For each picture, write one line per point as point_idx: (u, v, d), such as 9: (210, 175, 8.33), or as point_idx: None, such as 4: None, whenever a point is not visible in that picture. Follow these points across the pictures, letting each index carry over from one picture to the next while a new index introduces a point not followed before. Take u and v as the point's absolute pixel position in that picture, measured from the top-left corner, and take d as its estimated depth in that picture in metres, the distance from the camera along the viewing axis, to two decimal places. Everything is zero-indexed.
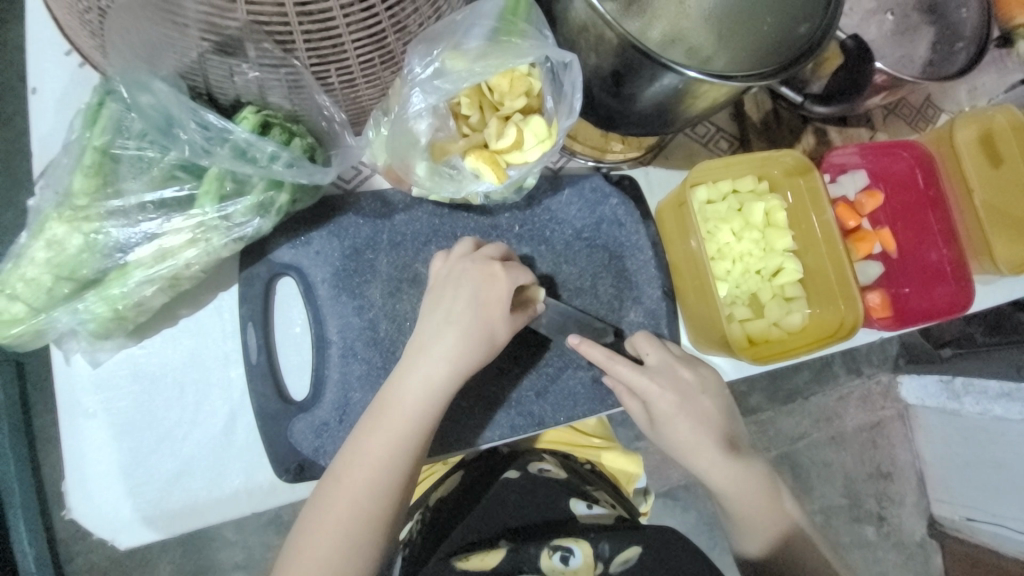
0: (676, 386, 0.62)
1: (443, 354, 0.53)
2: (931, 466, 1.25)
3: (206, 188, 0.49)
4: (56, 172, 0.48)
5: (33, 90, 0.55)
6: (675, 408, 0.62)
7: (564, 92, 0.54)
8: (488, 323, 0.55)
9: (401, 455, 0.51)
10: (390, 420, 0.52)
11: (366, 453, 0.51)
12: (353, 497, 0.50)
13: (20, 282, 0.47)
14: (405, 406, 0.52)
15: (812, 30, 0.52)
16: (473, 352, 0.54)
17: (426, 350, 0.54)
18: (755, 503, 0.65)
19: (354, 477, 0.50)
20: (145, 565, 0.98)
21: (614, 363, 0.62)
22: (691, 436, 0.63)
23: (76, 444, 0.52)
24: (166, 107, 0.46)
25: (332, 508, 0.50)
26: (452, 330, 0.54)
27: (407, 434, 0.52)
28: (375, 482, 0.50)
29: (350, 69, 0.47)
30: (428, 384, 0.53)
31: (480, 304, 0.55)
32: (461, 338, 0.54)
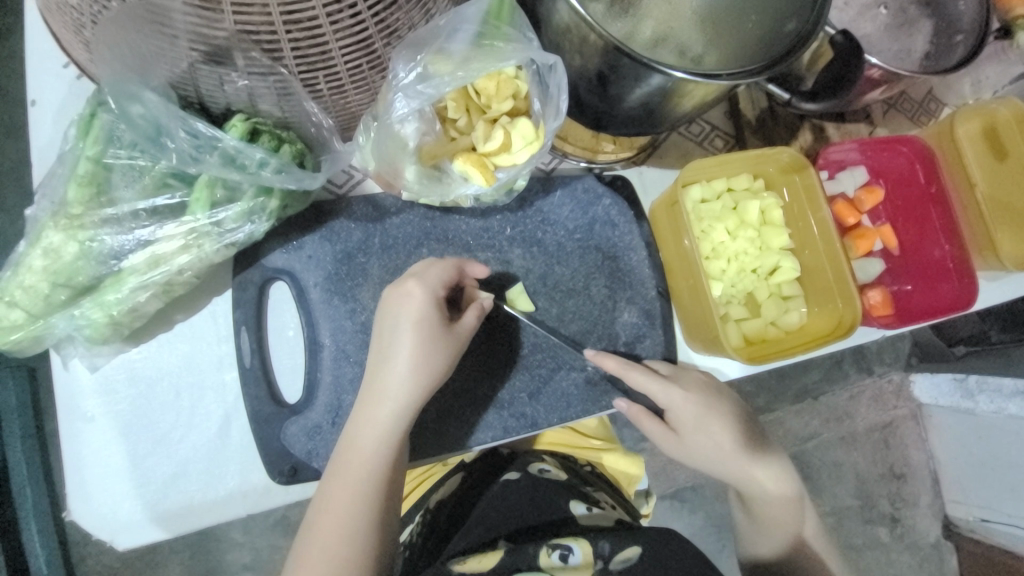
0: (699, 390, 0.64)
1: (399, 393, 0.53)
2: (947, 466, 1.23)
3: (197, 195, 0.49)
4: (52, 182, 0.49)
5: (33, 101, 0.57)
6: (698, 415, 0.64)
7: (551, 94, 0.54)
8: (438, 349, 0.54)
9: (371, 488, 0.52)
10: (353, 462, 0.52)
11: (335, 493, 0.51)
12: (338, 533, 0.51)
13: (19, 290, 0.48)
14: (365, 447, 0.52)
15: (800, 27, 0.53)
16: (427, 380, 0.54)
17: (376, 393, 0.54)
18: (778, 499, 0.68)
19: (332, 517, 0.51)
20: (155, 566, 1.00)
21: (630, 373, 0.63)
22: (713, 437, 0.65)
23: (75, 448, 0.53)
24: (155, 117, 0.47)
25: (311, 556, 0.50)
26: (406, 368, 0.54)
27: (370, 474, 0.52)
28: (347, 525, 0.51)
29: (338, 75, 0.48)
30: (383, 421, 0.53)
31: (426, 332, 0.54)
32: (412, 370, 0.54)
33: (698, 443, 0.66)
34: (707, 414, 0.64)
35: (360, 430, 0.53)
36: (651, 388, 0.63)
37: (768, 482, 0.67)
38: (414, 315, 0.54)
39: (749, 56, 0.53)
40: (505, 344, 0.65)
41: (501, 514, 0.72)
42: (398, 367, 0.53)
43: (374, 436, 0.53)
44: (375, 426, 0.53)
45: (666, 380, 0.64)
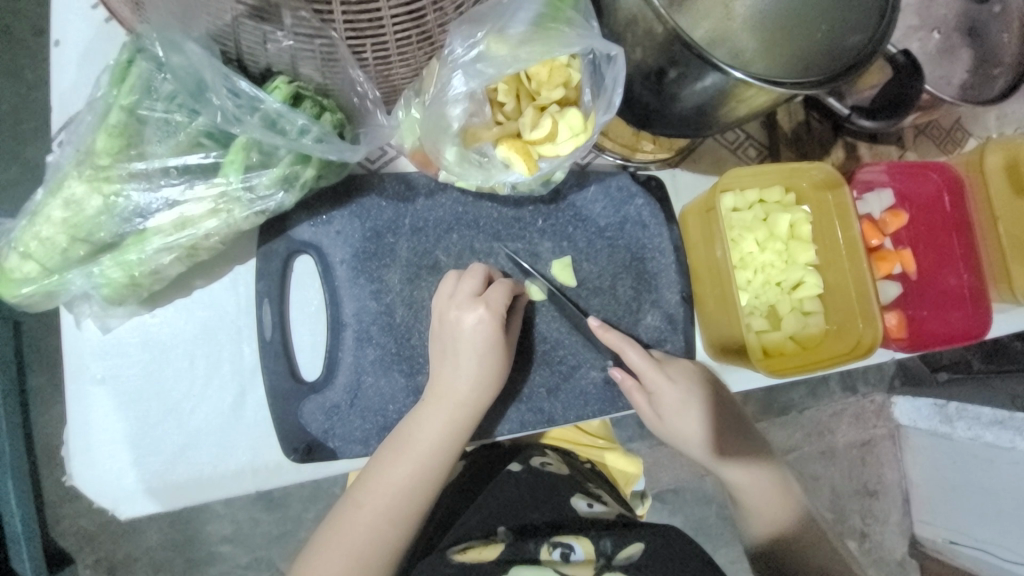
0: (688, 377, 0.63)
1: (463, 400, 0.54)
2: (917, 487, 1.26)
3: (232, 157, 0.47)
4: (79, 129, 0.46)
5: (56, 42, 0.53)
6: (687, 403, 0.62)
7: (605, 84, 0.52)
8: (500, 371, 0.55)
9: (417, 495, 0.52)
10: (408, 460, 0.52)
11: (377, 491, 0.51)
12: (372, 529, 0.51)
13: (34, 241, 0.45)
14: (421, 448, 0.52)
15: (864, 40, 0.51)
16: (488, 399, 0.55)
17: (440, 397, 0.54)
18: (766, 496, 0.66)
19: (371, 514, 0.51)
20: (131, 532, 0.98)
21: (629, 352, 0.62)
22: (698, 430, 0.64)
23: (81, 409, 0.51)
24: (198, 70, 0.45)
25: (345, 539, 0.50)
26: (473, 376, 0.54)
27: (423, 474, 0.52)
28: (389, 521, 0.51)
29: (386, 45, 0.46)
30: (443, 430, 0.53)
31: (493, 352, 0.54)
32: (474, 389, 0.54)
33: (690, 444, 0.65)
34: (696, 402, 0.63)
35: (417, 436, 0.53)
36: (646, 372, 0.62)
37: (754, 477, 0.66)
38: (482, 332, 0.54)
39: (807, 66, 0.52)
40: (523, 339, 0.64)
41: (500, 507, 0.71)
42: (461, 380, 0.54)
43: (428, 448, 0.52)
44: (431, 436, 0.53)
45: (660, 365, 0.63)
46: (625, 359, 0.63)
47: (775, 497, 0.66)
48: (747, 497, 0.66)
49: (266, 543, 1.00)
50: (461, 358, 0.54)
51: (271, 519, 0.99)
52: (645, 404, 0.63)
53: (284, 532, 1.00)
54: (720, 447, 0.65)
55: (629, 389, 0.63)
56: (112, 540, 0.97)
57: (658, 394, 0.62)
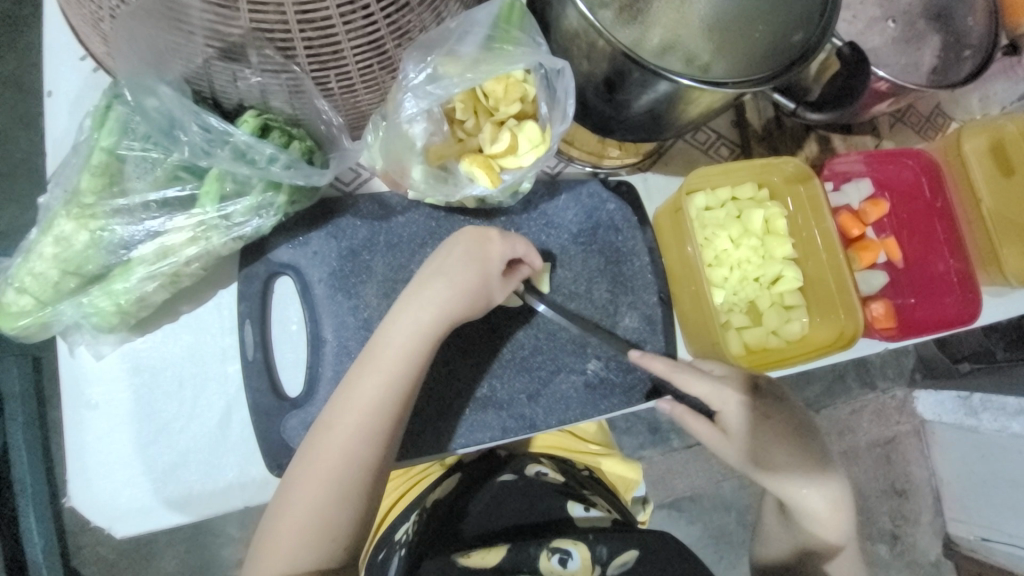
0: (747, 393, 0.63)
1: (433, 299, 0.55)
2: (948, 484, 1.22)
3: (207, 188, 0.50)
4: (65, 171, 0.50)
5: (48, 93, 0.58)
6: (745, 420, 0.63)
7: (557, 98, 0.54)
8: (444, 329, 0.55)
9: (394, 397, 0.52)
10: (381, 358, 0.53)
11: (323, 453, 0.51)
12: (350, 429, 0.51)
13: (29, 277, 0.49)
14: (394, 347, 0.53)
15: (807, 37, 0.53)
16: (461, 305, 0.55)
17: (412, 301, 0.55)
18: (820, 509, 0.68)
19: (347, 417, 0.51)
20: (152, 559, 1.00)
21: (678, 375, 0.63)
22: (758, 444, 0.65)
23: (78, 432, 0.54)
24: (169, 110, 0.48)
25: (327, 442, 0.51)
26: (441, 279, 0.55)
27: (396, 373, 0.52)
28: (364, 422, 0.51)
29: (350, 74, 0.49)
30: (415, 333, 0.54)
31: (440, 307, 0.54)
32: (447, 293, 0.55)
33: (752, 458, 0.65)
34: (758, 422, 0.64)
35: (357, 394, 0.52)
36: (708, 396, 0.62)
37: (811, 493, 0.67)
38: (433, 288, 0.55)
39: (758, 63, 0.53)
40: (532, 335, 0.66)
41: (498, 515, 0.72)
42: (401, 335, 0.53)
43: (365, 405, 0.51)
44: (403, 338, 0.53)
45: (716, 382, 0.62)
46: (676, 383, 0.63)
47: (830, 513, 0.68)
48: (808, 509, 0.67)
49: None
50: (405, 316, 0.54)
51: None
52: (698, 424, 0.65)
53: None
54: (778, 460, 0.66)
55: (680, 416, 0.65)
56: (132, 566, 1.00)
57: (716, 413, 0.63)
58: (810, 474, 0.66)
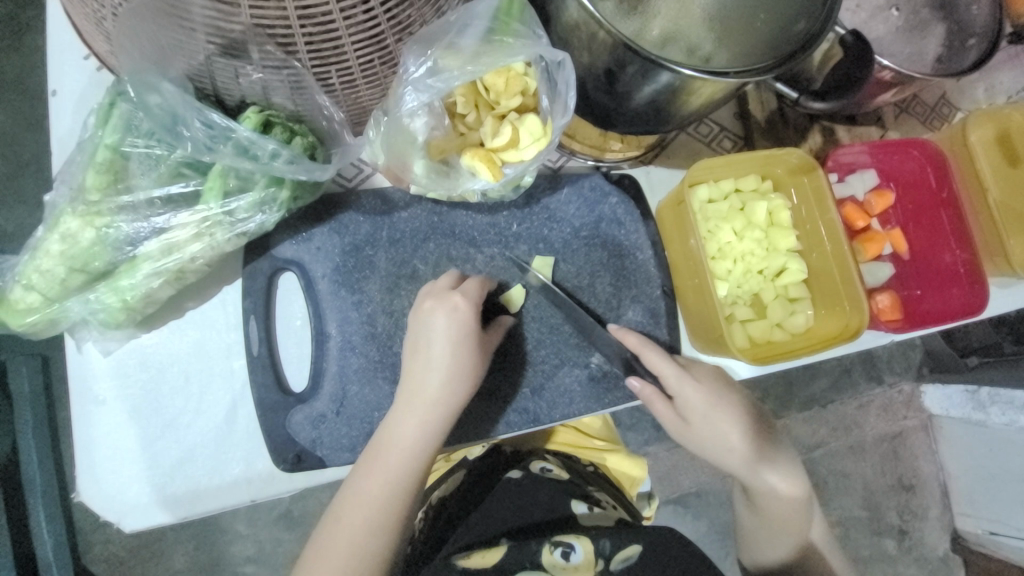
0: (714, 377, 0.64)
1: (430, 399, 0.54)
2: (956, 478, 1.21)
3: (211, 184, 0.51)
4: (71, 169, 0.51)
5: (53, 92, 0.58)
6: (715, 407, 0.63)
7: (559, 91, 0.54)
8: (441, 428, 0.55)
9: (403, 495, 0.53)
10: (386, 461, 0.53)
11: (332, 551, 0.51)
12: (359, 534, 0.52)
13: (36, 274, 0.49)
14: (396, 450, 0.54)
15: (810, 26, 0.52)
16: (460, 396, 0.55)
17: (411, 399, 0.55)
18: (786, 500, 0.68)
19: (355, 522, 0.52)
20: (162, 556, 1.01)
21: (649, 354, 0.62)
22: (729, 434, 0.64)
23: (85, 428, 0.54)
24: (172, 106, 0.48)
25: (338, 543, 0.52)
26: (436, 376, 0.55)
27: (402, 473, 0.53)
28: (375, 522, 0.52)
29: (350, 70, 0.49)
30: (417, 434, 0.54)
31: (440, 406, 0.55)
32: (445, 388, 0.55)
33: (723, 451, 0.65)
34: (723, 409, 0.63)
35: (365, 492, 0.53)
36: (671, 376, 0.62)
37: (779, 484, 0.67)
38: (433, 383, 0.54)
39: (759, 53, 0.53)
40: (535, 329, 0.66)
41: (501, 514, 0.71)
42: (406, 434, 0.54)
43: (372, 501, 0.52)
44: (405, 440, 0.54)
45: (683, 370, 0.63)
46: (645, 361, 0.63)
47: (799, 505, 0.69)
48: (772, 503, 0.68)
49: (289, 562, 1.03)
50: (407, 414, 0.54)
51: (293, 537, 1.02)
52: (666, 410, 0.63)
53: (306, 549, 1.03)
54: (748, 453, 0.65)
55: (650, 399, 0.63)
56: (142, 563, 1.01)
57: (683, 399, 0.62)
58: (776, 464, 0.67)
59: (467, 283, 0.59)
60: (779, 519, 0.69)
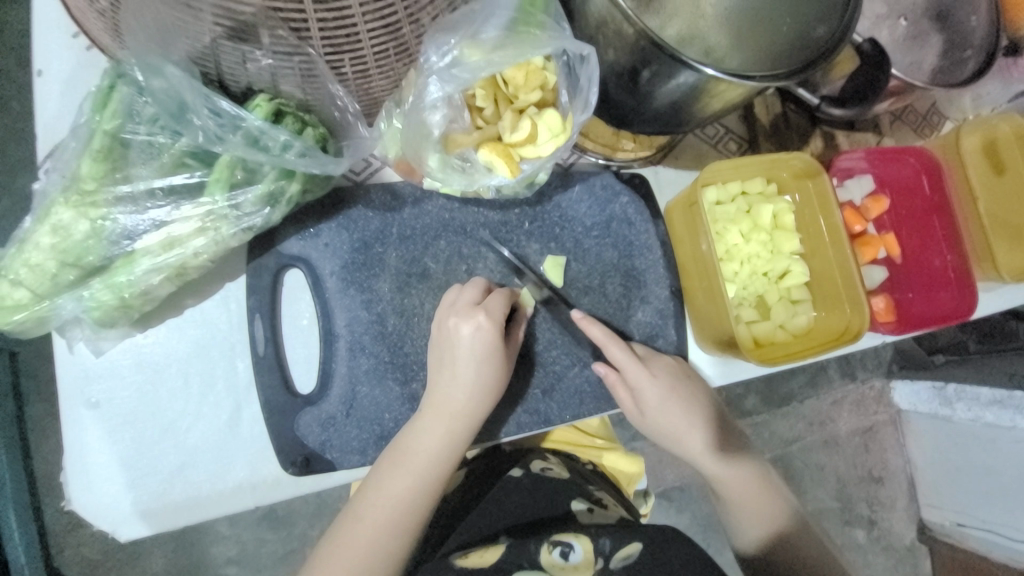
0: (672, 373, 0.64)
1: (455, 412, 0.54)
2: (921, 470, 1.26)
3: (217, 175, 0.48)
4: (63, 155, 0.47)
5: (39, 72, 0.55)
6: (669, 401, 0.63)
7: (580, 86, 0.53)
8: (463, 440, 0.55)
9: (423, 504, 0.53)
10: (408, 470, 0.53)
11: (346, 551, 0.51)
12: (377, 540, 0.51)
13: (24, 268, 0.46)
14: (418, 460, 0.53)
15: (828, 32, 0.53)
16: (484, 408, 0.55)
17: (434, 411, 0.54)
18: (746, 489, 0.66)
19: (373, 527, 0.52)
20: (137, 559, 0.97)
21: (613, 348, 0.62)
22: (682, 426, 0.64)
23: (76, 432, 0.52)
24: (179, 92, 0.46)
25: (355, 547, 0.51)
26: (461, 389, 0.54)
27: (423, 482, 0.53)
28: (394, 528, 0.52)
29: (364, 59, 0.46)
30: (440, 445, 0.54)
31: (466, 418, 0.54)
32: (469, 400, 0.55)
33: (676, 442, 0.66)
34: (679, 401, 0.64)
35: (385, 497, 0.52)
36: (627, 367, 0.62)
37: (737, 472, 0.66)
38: (458, 396, 0.54)
39: (780, 56, 0.53)
40: (546, 330, 0.65)
41: (500, 514, 0.68)
42: (430, 445, 0.54)
43: (391, 507, 0.52)
44: (427, 450, 0.54)
45: (644, 364, 0.63)
46: (608, 353, 0.63)
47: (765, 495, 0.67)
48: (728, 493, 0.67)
49: (273, 562, 0.99)
50: (434, 426, 0.54)
51: (277, 538, 0.99)
52: (628, 400, 0.63)
53: (291, 550, 0.99)
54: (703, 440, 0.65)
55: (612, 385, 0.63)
56: (117, 567, 0.96)
57: (640, 392, 0.62)
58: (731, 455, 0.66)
59: (475, 290, 0.57)
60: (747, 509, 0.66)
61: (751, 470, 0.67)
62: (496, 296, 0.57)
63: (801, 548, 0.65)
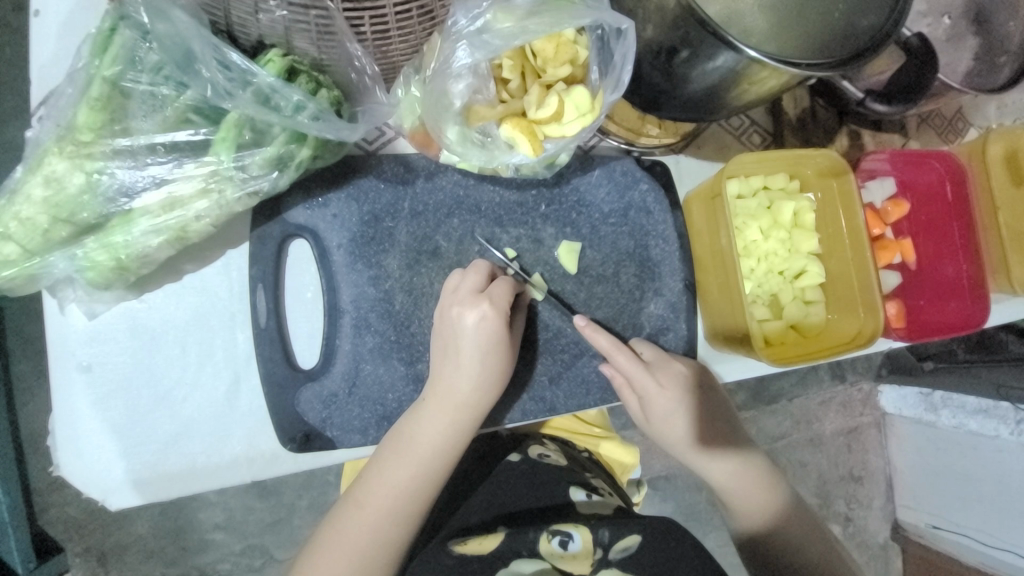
0: (677, 379, 0.63)
1: (459, 398, 0.53)
2: (902, 472, 1.27)
3: (223, 135, 0.45)
4: (59, 102, 0.44)
5: (36, 12, 0.51)
6: (676, 405, 0.63)
7: (614, 63, 0.50)
8: (466, 427, 0.53)
9: (424, 490, 0.52)
10: (410, 453, 0.52)
11: (346, 538, 0.50)
12: (376, 524, 0.51)
13: (14, 221, 0.44)
14: (420, 443, 0.52)
15: (876, 23, 0.50)
16: (490, 395, 0.54)
17: (439, 395, 0.53)
18: (748, 491, 0.66)
19: (372, 511, 0.51)
20: (120, 520, 0.96)
21: (618, 356, 0.61)
22: (683, 426, 0.64)
23: (66, 396, 0.50)
24: (185, 40, 0.42)
25: (353, 532, 0.50)
26: (466, 375, 0.53)
27: (425, 467, 0.52)
28: (394, 513, 0.51)
29: (386, 19, 0.44)
30: (442, 429, 0.52)
31: (471, 403, 0.53)
32: (476, 386, 0.53)
33: (678, 445, 0.66)
34: (681, 405, 0.63)
35: (386, 484, 0.51)
36: (633, 375, 0.61)
37: (739, 473, 0.66)
38: (465, 380, 0.53)
39: (825, 44, 0.50)
40: (555, 317, 0.64)
41: (498, 499, 0.68)
42: (432, 434, 0.52)
43: (391, 494, 0.51)
44: (431, 435, 0.52)
45: (649, 368, 0.62)
46: (614, 362, 0.62)
47: (765, 495, 0.67)
48: (733, 497, 0.67)
49: (258, 531, 0.99)
50: (436, 415, 0.52)
51: (263, 507, 0.98)
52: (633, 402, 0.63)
53: (278, 519, 0.99)
54: (703, 439, 0.65)
55: (619, 385, 0.62)
56: (102, 527, 0.95)
57: (646, 398, 0.62)
58: (729, 455, 0.66)
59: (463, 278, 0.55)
60: (748, 505, 0.66)
61: (757, 477, 0.67)
62: (500, 282, 0.55)
63: (807, 544, 0.65)
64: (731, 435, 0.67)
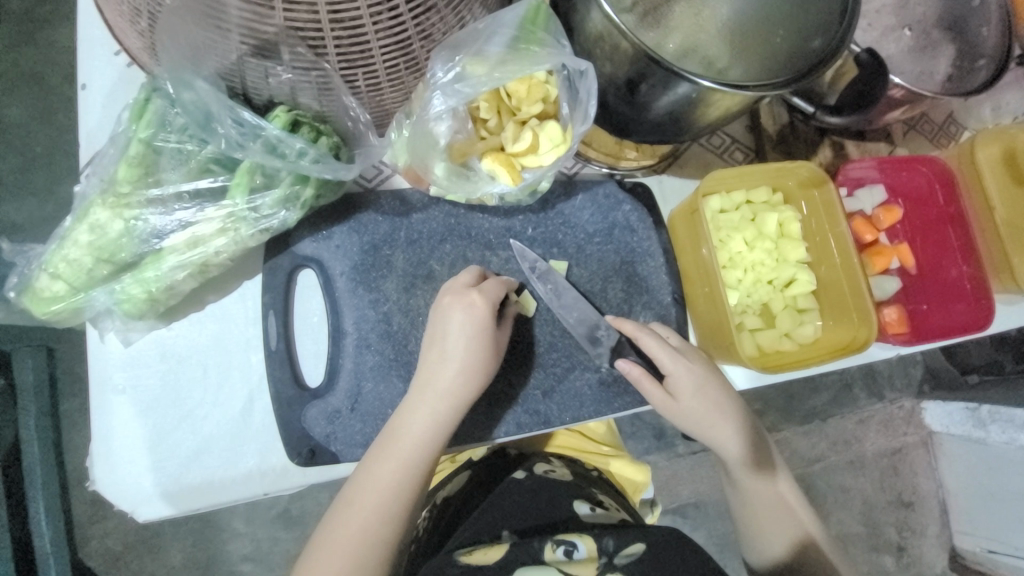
0: (707, 366, 0.64)
1: (444, 397, 0.56)
2: (955, 496, 1.20)
3: (238, 180, 0.52)
4: (102, 161, 0.52)
5: (83, 86, 0.60)
6: (704, 387, 0.63)
7: (579, 99, 0.56)
8: (449, 425, 0.56)
9: (411, 490, 0.54)
10: (398, 453, 0.55)
11: (339, 544, 0.52)
12: (366, 525, 0.53)
13: (63, 263, 0.51)
14: (408, 448, 0.55)
15: (827, 42, 0.53)
16: (473, 395, 0.56)
17: (423, 396, 0.56)
18: (770, 494, 0.65)
19: (362, 514, 0.53)
20: (157, 552, 1.01)
21: (643, 338, 0.63)
22: (707, 416, 0.63)
23: (103, 416, 0.56)
24: (205, 104, 0.50)
25: (344, 535, 0.53)
26: (449, 374, 0.56)
27: (412, 467, 0.55)
28: (382, 514, 0.53)
29: (376, 72, 0.50)
30: (427, 430, 0.55)
31: (455, 403, 0.56)
32: (458, 385, 0.56)
33: (706, 439, 0.65)
34: (710, 386, 0.63)
35: (376, 491, 0.54)
36: (659, 356, 0.62)
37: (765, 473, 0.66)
38: (445, 381, 0.56)
39: (777, 66, 0.54)
40: (550, 334, 0.67)
41: (500, 513, 0.68)
42: (425, 443, 0.55)
43: (383, 497, 0.53)
44: (416, 437, 0.55)
45: (676, 351, 0.63)
46: (639, 344, 0.63)
47: (786, 503, 0.65)
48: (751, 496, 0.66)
49: (286, 560, 1.02)
50: (420, 417, 0.55)
51: (292, 536, 1.02)
52: (657, 390, 0.63)
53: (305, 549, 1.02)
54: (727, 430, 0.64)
55: (639, 377, 0.63)
56: (139, 558, 1.00)
57: (675, 378, 0.62)
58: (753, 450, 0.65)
59: (488, 282, 0.60)
60: (766, 505, 0.65)
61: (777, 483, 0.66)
62: (495, 284, 0.60)
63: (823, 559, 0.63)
64: (759, 438, 0.66)
